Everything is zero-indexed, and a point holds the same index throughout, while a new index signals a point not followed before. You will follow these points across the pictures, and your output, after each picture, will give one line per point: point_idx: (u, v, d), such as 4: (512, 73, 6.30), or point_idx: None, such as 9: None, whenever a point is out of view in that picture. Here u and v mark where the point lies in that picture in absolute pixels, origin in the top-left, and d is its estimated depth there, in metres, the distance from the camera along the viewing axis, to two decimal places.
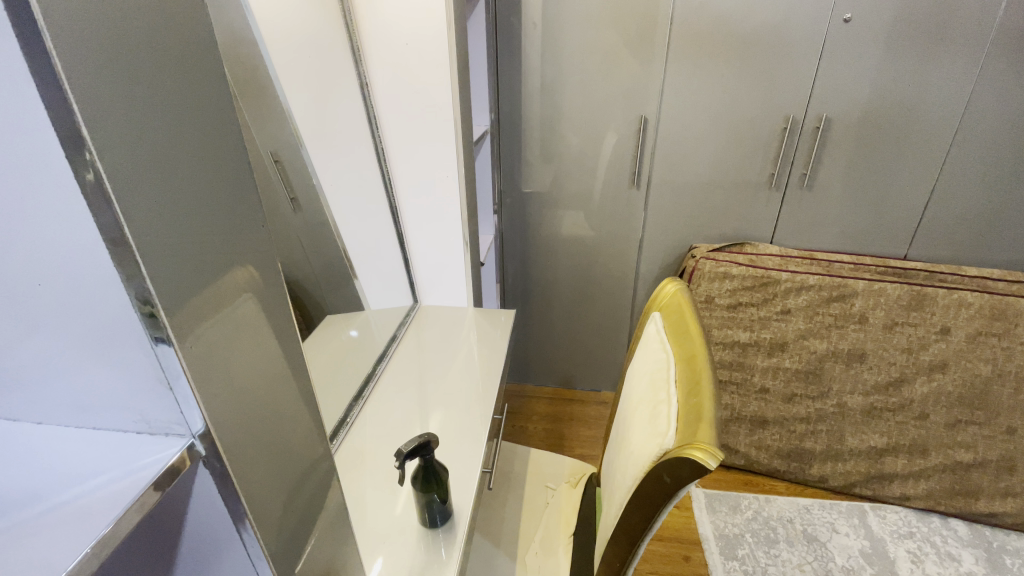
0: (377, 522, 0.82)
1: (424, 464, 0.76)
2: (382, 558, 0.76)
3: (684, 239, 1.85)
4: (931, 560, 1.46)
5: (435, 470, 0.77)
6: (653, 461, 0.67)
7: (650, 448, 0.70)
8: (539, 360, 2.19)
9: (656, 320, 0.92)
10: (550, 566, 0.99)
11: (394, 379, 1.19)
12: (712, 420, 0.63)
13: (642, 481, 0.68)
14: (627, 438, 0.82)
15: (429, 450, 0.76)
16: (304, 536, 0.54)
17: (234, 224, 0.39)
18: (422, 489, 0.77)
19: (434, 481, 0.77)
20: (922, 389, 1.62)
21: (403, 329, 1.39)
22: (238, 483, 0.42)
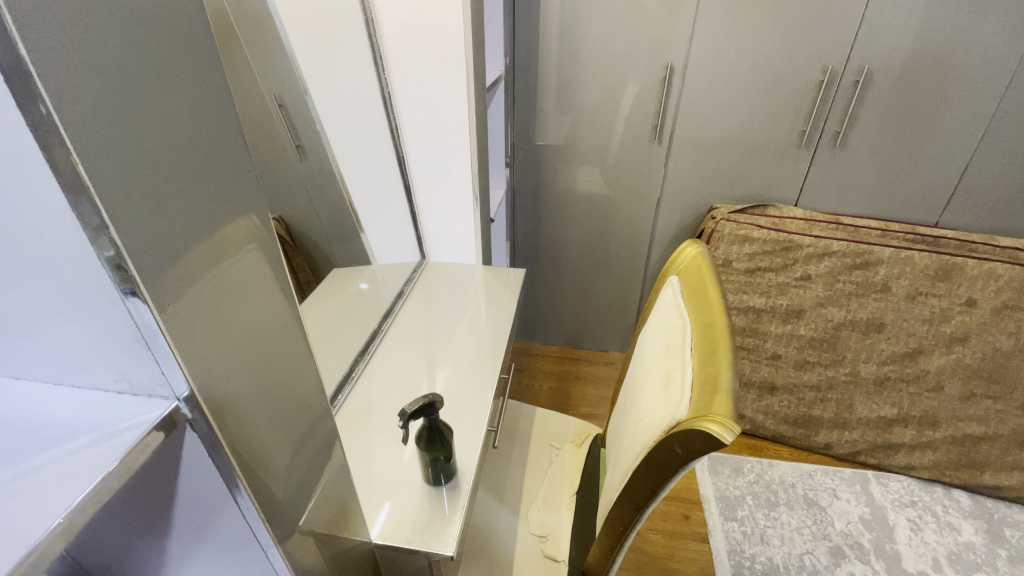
0: (381, 478, 0.82)
1: (429, 425, 0.75)
2: (385, 513, 0.76)
3: (703, 199, 1.77)
4: (930, 529, 1.47)
5: (440, 432, 0.76)
6: (664, 430, 0.65)
7: (661, 415, 0.68)
8: (547, 319, 2.17)
9: (674, 284, 0.88)
10: (551, 523, 1.00)
11: (400, 334, 1.17)
12: (729, 392, 0.60)
13: (651, 449, 0.66)
14: (637, 403, 0.79)
15: (434, 413, 0.74)
16: (304, 497, 0.53)
17: (218, 171, 0.35)
18: (425, 450, 0.76)
19: (438, 443, 0.76)
20: (939, 361, 1.57)
21: (410, 285, 1.36)
22: (229, 449, 0.40)
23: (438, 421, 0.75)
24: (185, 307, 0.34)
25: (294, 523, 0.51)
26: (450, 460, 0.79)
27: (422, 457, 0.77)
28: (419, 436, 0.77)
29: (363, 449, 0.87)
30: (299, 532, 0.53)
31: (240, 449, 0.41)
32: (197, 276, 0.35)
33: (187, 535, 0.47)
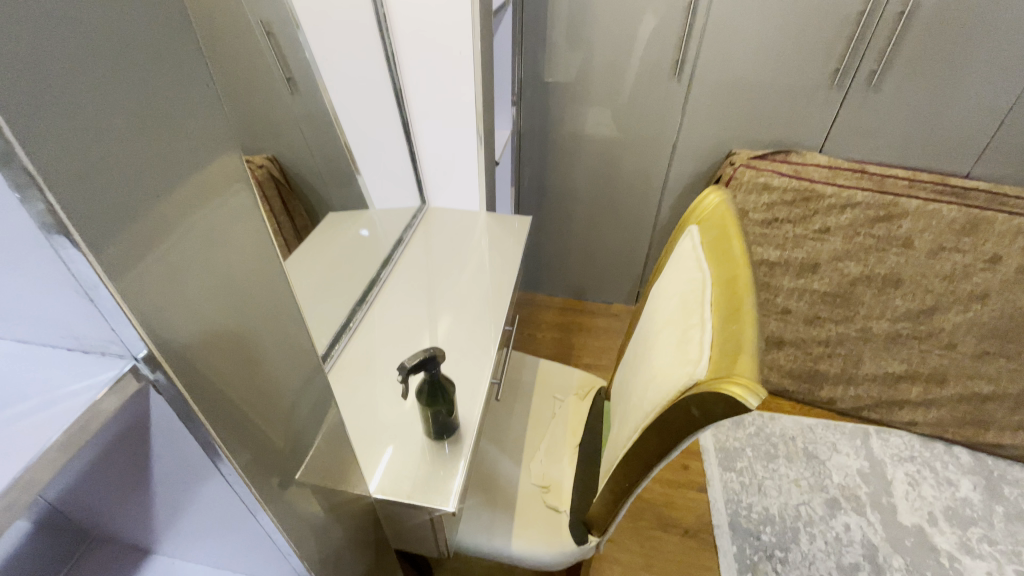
0: (380, 431, 0.80)
1: (430, 381, 0.72)
2: (383, 467, 0.74)
3: (721, 144, 1.67)
4: (928, 484, 1.48)
5: (441, 388, 0.72)
6: (679, 390, 0.61)
7: (676, 374, 0.63)
8: (552, 269, 2.12)
9: (694, 234, 0.82)
10: (554, 475, 0.99)
11: (400, 282, 1.12)
12: (754, 353, 0.55)
13: (664, 410, 0.62)
14: (649, 360, 0.75)
15: (435, 368, 0.70)
16: (296, 456, 0.50)
17: (168, 88, 0.28)
18: (426, 406, 0.73)
19: (439, 399, 0.73)
20: (954, 319, 1.53)
21: (410, 231, 1.29)
22: (205, 417, 0.35)
23: (439, 376, 0.72)
24: (135, 252, 0.28)
25: (285, 484, 0.48)
26: (452, 415, 0.76)
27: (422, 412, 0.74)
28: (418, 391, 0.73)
29: (361, 401, 0.84)
30: (291, 492, 0.50)
31: (218, 411, 0.37)
32: (150, 217, 0.29)
33: (176, 490, 0.44)
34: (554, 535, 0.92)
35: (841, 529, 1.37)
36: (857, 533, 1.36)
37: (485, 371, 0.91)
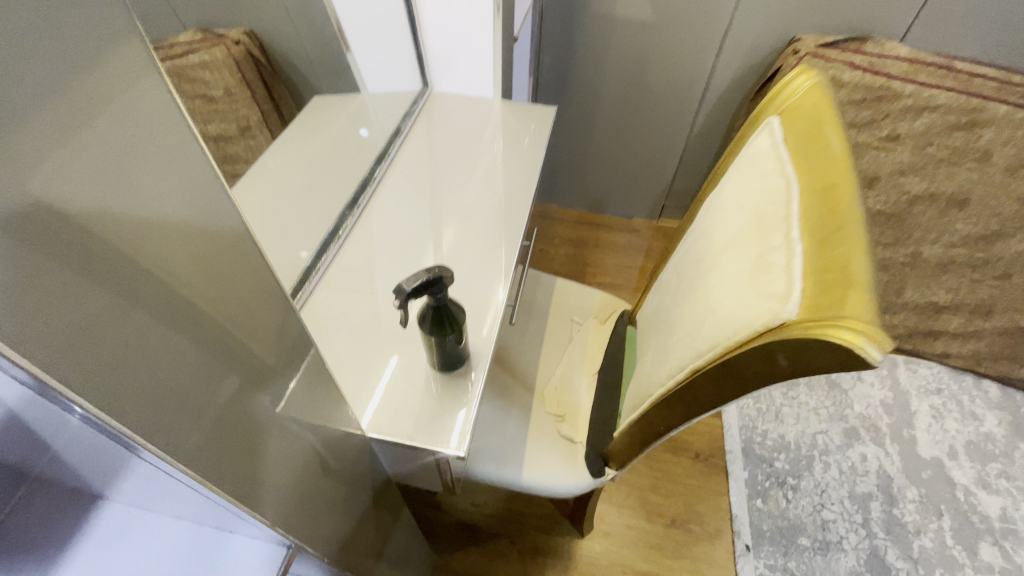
0: (373, 362, 0.68)
1: (434, 306, 0.59)
2: (377, 404, 0.64)
3: (782, 29, 1.39)
4: (952, 417, 1.42)
5: (447, 315, 0.60)
6: (754, 330, 0.48)
7: (748, 308, 0.50)
8: (569, 177, 1.91)
9: (774, 128, 0.64)
10: (569, 402, 0.90)
11: (398, 183, 0.95)
12: (869, 287, 0.41)
13: (732, 353, 0.49)
14: (702, 287, 0.61)
15: (441, 290, 0.57)
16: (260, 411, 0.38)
17: None
18: (429, 335, 0.61)
19: (445, 328, 0.60)
20: (1018, 248, 1.36)
21: (409, 121, 1.08)
22: (87, 397, 0.23)
23: (445, 301, 0.59)
24: None
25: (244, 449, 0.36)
26: (461, 346, 0.64)
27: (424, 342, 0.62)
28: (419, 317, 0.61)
29: (350, 324, 0.72)
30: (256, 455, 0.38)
31: (118, 392, 0.24)
32: None
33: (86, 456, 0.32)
34: (568, 467, 0.85)
35: (857, 460, 1.33)
36: (873, 464, 1.32)
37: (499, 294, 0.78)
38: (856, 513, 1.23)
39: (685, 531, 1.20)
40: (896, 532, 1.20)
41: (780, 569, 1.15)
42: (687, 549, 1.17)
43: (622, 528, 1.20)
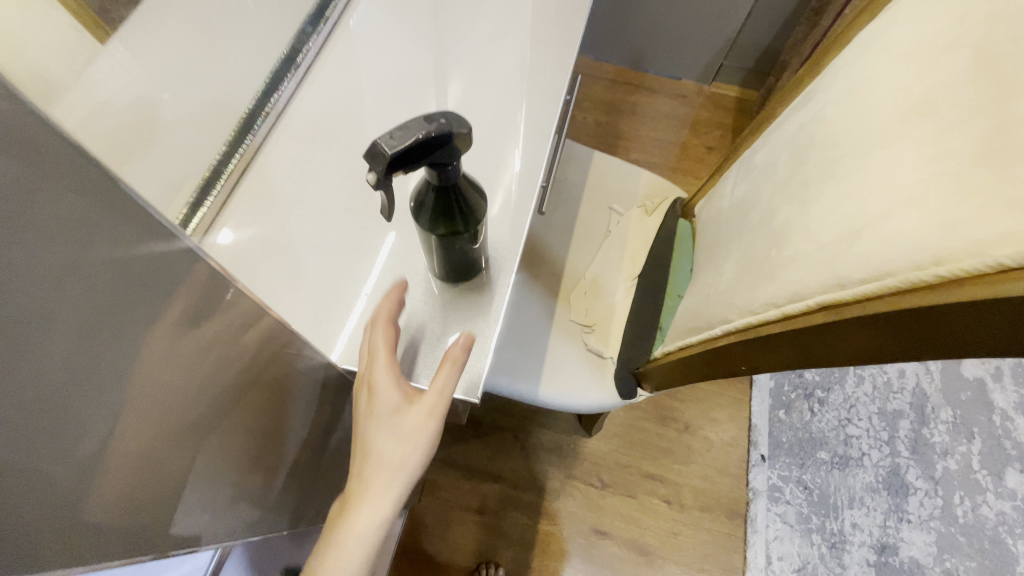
0: (343, 261, 0.50)
1: (437, 188, 0.38)
2: (353, 323, 0.47)
3: None
4: None
5: (459, 201, 0.39)
6: (981, 272, 0.28)
7: (949, 232, 0.30)
8: (607, 22, 1.49)
9: None
10: (600, 309, 0.73)
11: None
12: None
13: (920, 300, 0.31)
14: (848, 183, 0.40)
15: (450, 164, 0.35)
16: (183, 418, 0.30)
17: None
18: (431, 231, 0.41)
19: (454, 221, 0.40)
20: None
21: None
22: None
23: (457, 180, 0.38)
24: None
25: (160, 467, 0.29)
26: (477, 244, 0.45)
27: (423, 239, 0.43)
28: (415, 202, 0.40)
29: (311, 205, 0.52)
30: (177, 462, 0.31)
31: None
32: None
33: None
34: (593, 385, 0.70)
35: (895, 375, 1.21)
36: (911, 381, 1.20)
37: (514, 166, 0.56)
38: (883, 430, 1.15)
39: (699, 438, 1.12)
40: (921, 452, 1.14)
41: (794, 480, 1.10)
42: (698, 456, 1.11)
43: (632, 430, 1.12)
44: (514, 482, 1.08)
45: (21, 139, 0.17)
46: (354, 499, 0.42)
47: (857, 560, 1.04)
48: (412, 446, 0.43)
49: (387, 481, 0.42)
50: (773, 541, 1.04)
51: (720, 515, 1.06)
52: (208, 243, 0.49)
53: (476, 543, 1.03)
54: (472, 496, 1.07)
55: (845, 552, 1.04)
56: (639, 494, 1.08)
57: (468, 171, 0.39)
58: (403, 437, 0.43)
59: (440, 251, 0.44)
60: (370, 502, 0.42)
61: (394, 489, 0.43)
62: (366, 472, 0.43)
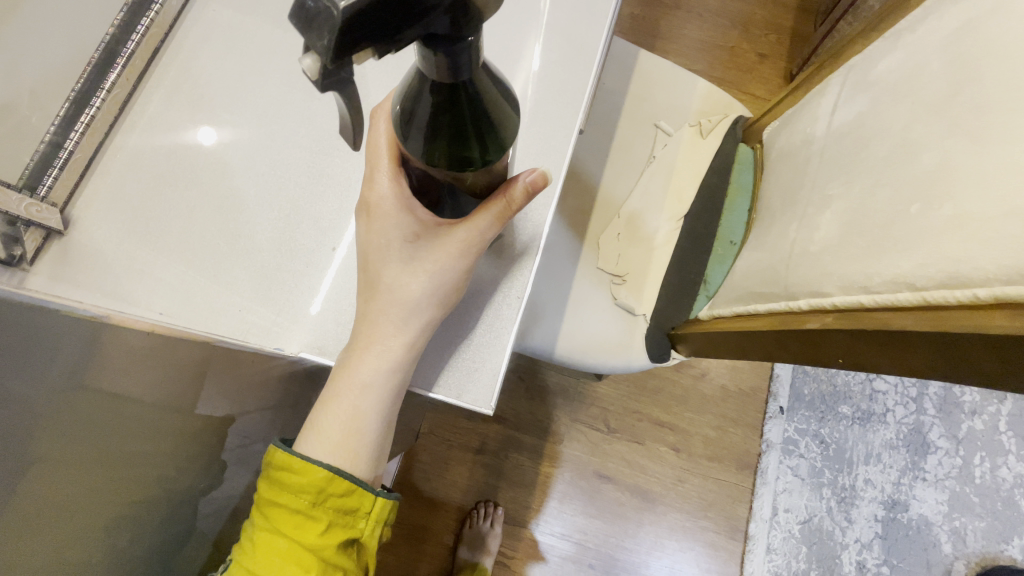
0: (307, 201, 0.43)
1: (440, 87, 0.24)
2: (329, 280, 0.42)
3: None
4: None
5: (473, 111, 0.26)
6: None
7: None
8: None
9: None
10: (636, 256, 0.61)
11: None
12: None
13: None
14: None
15: (463, 42, 0.22)
16: (92, 458, 0.31)
17: None
18: (429, 154, 0.28)
19: (464, 140, 0.27)
20: None
21: None
22: None
23: (471, 73, 0.24)
24: None
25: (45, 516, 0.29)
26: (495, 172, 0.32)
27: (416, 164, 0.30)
28: (402, 108, 0.27)
29: (259, 125, 0.43)
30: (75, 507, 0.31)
31: None
32: None
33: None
34: (619, 346, 0.60)
35: None
36: None
37: (532, 64, 0.45)
38: (912, 387, 1.08)
39: (716, 387, 1.05)
40: (948, 411, 1.08)
41: (811, 434, 1.04)
42: (713, 405, 1.04)
43: (644, 376, 1.05)
44: (517, 424, 1.03)
45: None
46: (361, 341, 0.37)
47: (865, 516, 1.01)
48: (434, 275, 0.37)
49: (401, 317, 0.37)
50: (782, 493, 1.01)
51: (729, 465, 1.03)
52: (111, 152, 0.38)
53: (475, 482, 1.00)
54: (471, 436, 1.02)
55: (854, 507, 1.01)
56: (646, 441, 1.03)
57: (488, 54, 0.25)
58: (421, 262, 0.37)
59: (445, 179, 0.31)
60: (382, 338, 0.37)
61: (410, 325, 0.37)
62: (376, 307, 0.37)
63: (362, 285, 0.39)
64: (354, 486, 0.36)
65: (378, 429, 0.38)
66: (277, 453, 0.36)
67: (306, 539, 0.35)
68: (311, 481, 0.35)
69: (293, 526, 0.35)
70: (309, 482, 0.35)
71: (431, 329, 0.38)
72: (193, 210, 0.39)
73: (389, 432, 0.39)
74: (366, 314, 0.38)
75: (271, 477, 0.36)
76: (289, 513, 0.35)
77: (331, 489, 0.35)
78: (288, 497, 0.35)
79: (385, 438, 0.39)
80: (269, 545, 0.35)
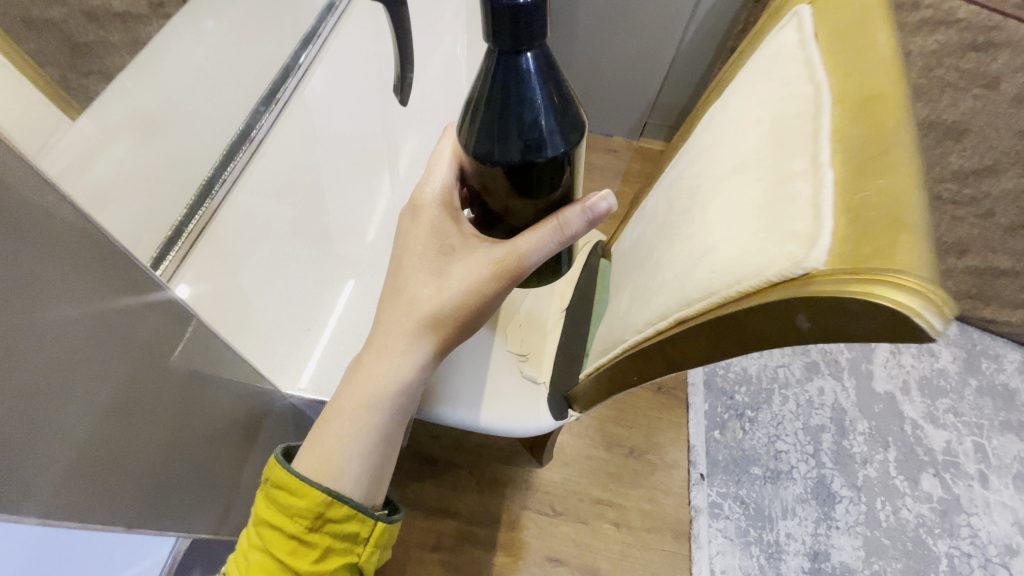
0: (301, 310, 0.71)
1: (505, 58, 0.37)
2: (315, 354, 0.70)
3: None
4: (909, 353, 1.45)
5: (526, 86, 0.37)
6: (758, 284, 0.38)
7: (745, 258, 0.40)
8: None
9: (802, 23, 0.51)
10: (535, 340, 0.83)
11: (321, 112, 0.87)
12: (923, 235, 0.31)
13: (725, 309, 0.41)
14: (688, 229, 0.52)
15: (522, 1, 0.33)
16: (154, 460, 0.48)
17: None
18: (486, 131, 0.39)
19: (516, 115, 0.38)
20: (1006, 186, 1.28)
21: (327, 20, 0.99)
22: None
23: (530, 42, 0.36)
24: None
25: (76, 459, 0.39)
26: (566, 172, 0.43)
27: (477, 158, 0.41)
28: (477, 94, 0.39)
29: (270, 262, 0.70)
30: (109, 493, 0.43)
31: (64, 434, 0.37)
32: None
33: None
34: (529, 412, 0.78)
35: (814, 393, 1.35)
36: (829, 397, 1.34)
37: None
38: (808, 444, 1.27)
39: (642, 461, 1.21)
40: (844, 463, 1.25)
41: (732, 496, 1.18)
42: (643, 478, 1.19)
43: (579, 459, 1.20)
44: (472, 518, 1.12)
45: (163, 344, 0.46)
46: (372, 354, 0.52)
47: (793, 569, 1.12)
48: (450, 291, 0.52)
49: (415, 324, 0.52)
50: (717, 555, 1.11)
51: (666, 535, 1.13)
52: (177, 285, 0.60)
53: None
54: (428, 534, 1.10)
55: (782, 562, 1.12)
56: (590, 519, 1.13)
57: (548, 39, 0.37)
58: (434, 275, 0.53)
59: (502, 178, 0.42)
60: (393, 356, 0.52)
61: (414, 344, 0.53)
62: (390, 315, 0.53)
63: (387, 296, 0.54)
64: (353, 514, 0.49)
65: (370, 450, 0.51)
66: (282, 478, 0.48)
67: (304, 558, 0.48)
68: (313, 503, 0.48)
69: (293, 544, 0.48)
70: (311, 504, 0.47)
71: (430, 354, 0.54)
72: (234, 303, 0.63)
73: (377, 464, 0.52)
74: (383, 322, 0.53)
75: (277, 503, 0.48)
76: (287, 539, 0.48)
77: (331, 518, 0.48)
78: (290, 525, 0.48)
79: (373, 472, 0.52)
80: (269, 563, 0.48)
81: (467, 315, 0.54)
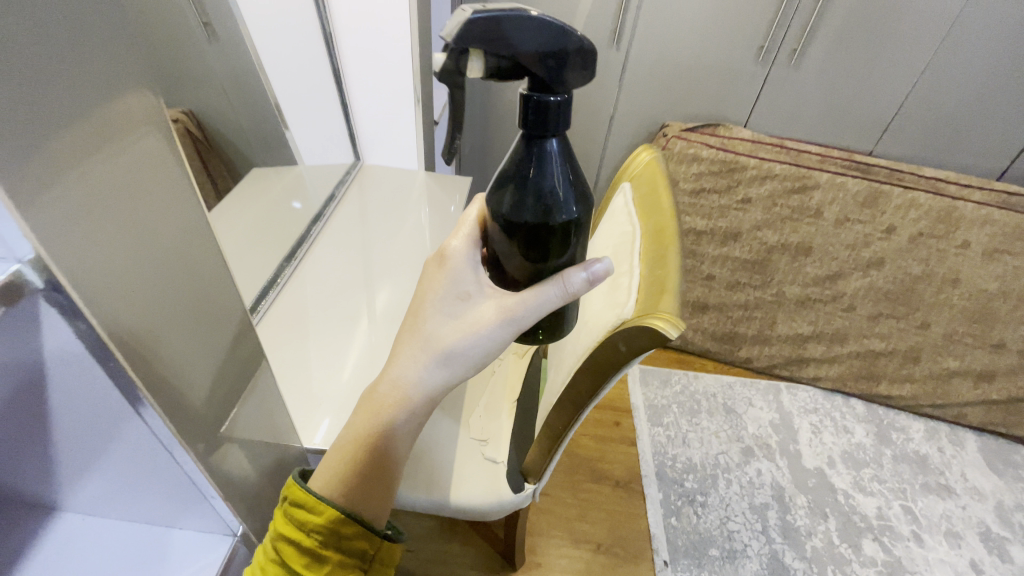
0: (313, 387, 0.96)
1: (534, 143, 0.52)
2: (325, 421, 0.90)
3: (655, 117, 1.81)
4: (828, 432, 1.66)
5: (547, 168, 0.52)
6: (608, 330, 0.64)
7: (600, 322, 0.67)
8: None
9: (626, 192, 0.85)
10: (493, 428, 1.00)
11: (327, 263, 1.25)
12: (675, 291, 0.58)
13: (595, 350, 0.65)
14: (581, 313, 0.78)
15: (551, 100, 0.49)
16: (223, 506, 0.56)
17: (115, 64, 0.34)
18: (515, 194, 0.54)
19: (538, 188, 0.53)
20: (855, 285, 1.66)
21: (329, 208, 1.43)
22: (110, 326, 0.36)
23: (550, 135, 0.51)
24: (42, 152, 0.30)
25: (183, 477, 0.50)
26: (573, 236, 0.58)
27: (503, 215, 0.55)
28: (509, 169, 0.54)
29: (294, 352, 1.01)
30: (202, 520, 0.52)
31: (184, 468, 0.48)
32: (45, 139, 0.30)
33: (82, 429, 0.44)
34: (491, 490, 0.94)
35: (754, 474, 1.51)
36: (767, 477, 1.50)
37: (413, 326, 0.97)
38: (757, 522, 1.39)
39: (610, 555, 1.29)
40: (792, 536, 1.37)
41: None
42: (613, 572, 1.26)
43: (550, 559, 1.27)
44: None
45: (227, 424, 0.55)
46: (387, 391, 0.65)
47: None
48: (462, 332, 0.64)
49: (424, 360, 0.65)
50: None
51: None
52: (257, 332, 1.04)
53: None
54: None
55: None
56: None
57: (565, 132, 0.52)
58: (448, 315, 0.66)
59: (519, 232, 0.56)
60: (405, 391, 0.64)
61: (422, 381, 0.65)
62: (406, 352, 0.66)
63: (409, 332, 0.66)
64: (361, 531, 0.60)
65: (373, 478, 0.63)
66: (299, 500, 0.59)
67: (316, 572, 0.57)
68: (325, 519, 0.58)
69: (309, 559, 0.57)
70: (324, 519, 0.58)
71: (433, 390, 0.66)
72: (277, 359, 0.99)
73: (378, 491, 0.64)
74: (402, 356, 0.66)
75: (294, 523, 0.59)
76: (303, 555, 0.57)
77: (344, 533, 0.59)
78: (306, 541, 0.58)
79: (377, 497, 0.64)
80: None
81: (475, 354, 0.65)
